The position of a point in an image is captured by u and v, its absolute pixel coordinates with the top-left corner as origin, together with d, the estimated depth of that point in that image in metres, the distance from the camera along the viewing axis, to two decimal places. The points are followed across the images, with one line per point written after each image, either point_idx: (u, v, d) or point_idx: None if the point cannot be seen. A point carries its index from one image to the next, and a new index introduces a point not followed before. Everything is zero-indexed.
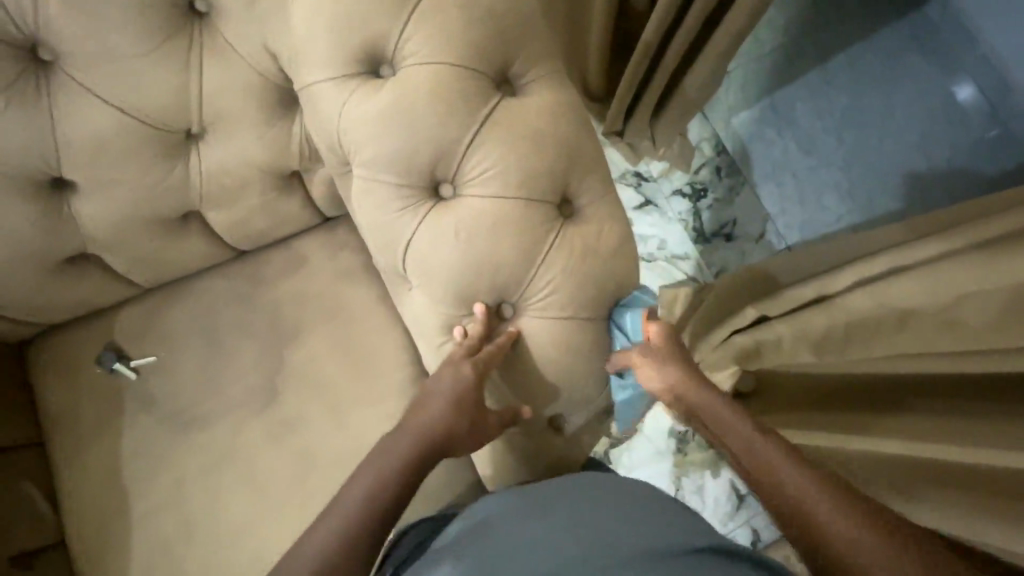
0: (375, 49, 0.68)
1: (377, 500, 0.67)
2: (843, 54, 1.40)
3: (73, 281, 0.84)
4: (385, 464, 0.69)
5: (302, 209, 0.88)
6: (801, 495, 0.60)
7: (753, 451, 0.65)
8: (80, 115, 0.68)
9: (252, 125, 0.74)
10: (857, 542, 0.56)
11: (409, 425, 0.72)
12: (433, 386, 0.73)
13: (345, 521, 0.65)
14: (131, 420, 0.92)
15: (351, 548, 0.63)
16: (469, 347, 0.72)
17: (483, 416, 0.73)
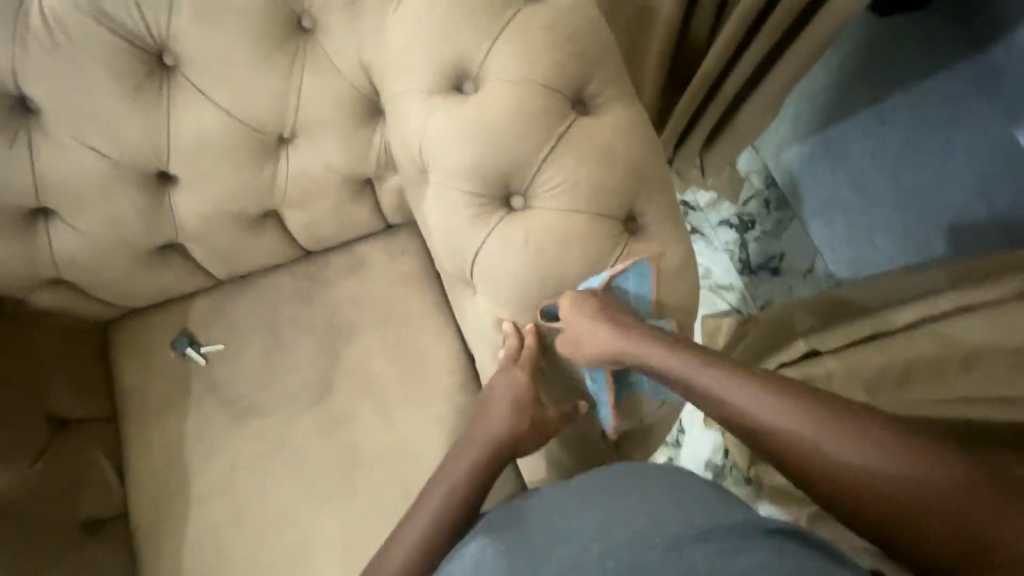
0: (461, 67, 0.72)
1: (456, 502, 0.71)
2: (902, 92, 1.41)
3: (160, 267, 0.90)
4: (457, 468, 0.74)
5: (370, 213, 0.92)
6: (780, 426, 0.59)
7: (720, 391, 0.64)
8: (190, 114, 0.74)
9: (339, 131, 0.79)
10: (842, 454, 0.56)
11: (475, 431, 0.76)
12: (493, 392, 0.77)
13: (429, 525, 0.69)
14: (195, 403, 0.96)
15: (438, 549, 0.68)
16: (513, 352, 0.76)
17: (543, 418, 0.76)
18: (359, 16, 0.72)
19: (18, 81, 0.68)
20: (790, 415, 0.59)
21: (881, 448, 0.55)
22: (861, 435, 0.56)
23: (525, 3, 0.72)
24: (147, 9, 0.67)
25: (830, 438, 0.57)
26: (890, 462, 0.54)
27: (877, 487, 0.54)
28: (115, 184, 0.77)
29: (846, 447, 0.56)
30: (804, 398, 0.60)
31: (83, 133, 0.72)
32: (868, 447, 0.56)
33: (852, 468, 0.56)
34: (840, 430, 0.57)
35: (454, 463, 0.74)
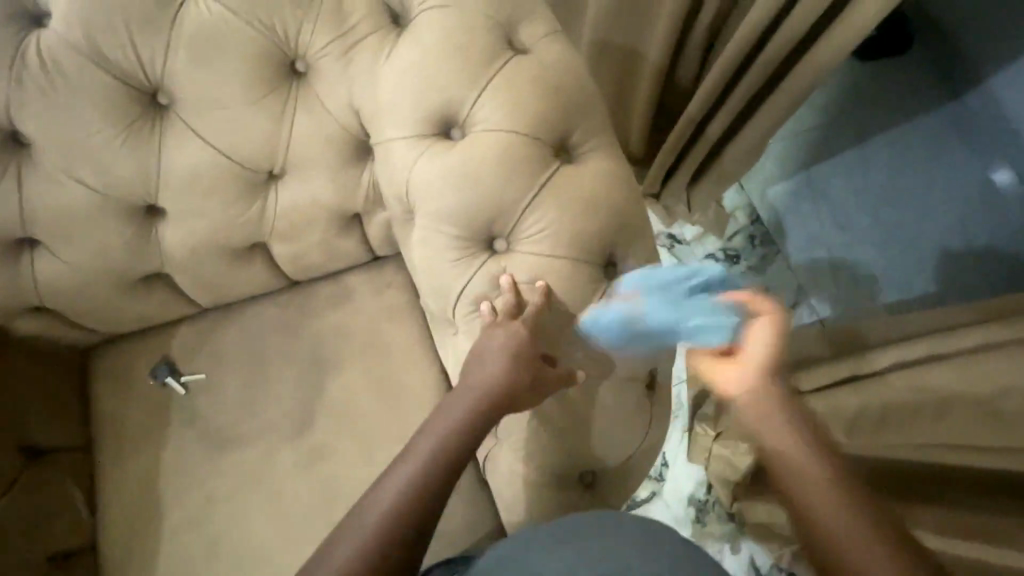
0: (449, 114, 0.74)
1: (443, 457, 0.67)
2: (880, 134, 1.46)
3: (144, 296, 0.90)
4: (447, 423, 0.70)
5: (357, 247, 0.94)
6: (799, 461, 0.65)
7: (773, 432, 0.68)
8: (182, 151, 0.75)
9: (329, 170, 0.81)
10: (833, 510, 0.61)
11: (470, 379, 0.72)
12: (488, 340, 0.73)
13: (420, 467, 0.66)
14: (173, 433, 0.96)
15: (425, 495, 0.65)
16: (513, 309, 0.73)
17: (540, 377, 0.72)
18: (352, 61, 0.74)
19: (13, 118, 0.69)
20: (810, 460, 0.65)
21: (866, 529, 0.59)
22: (856, 509, 0.61)
23: (512, 55, 0.75)
24: (144, 52, 0.69)
25: (833, 497, 0.62)
26: (867, 543, 0.59)
27: (843, 551, 0.59)
28: (104, 217, 0.78)
29: (839, 508, 0.61)
30: (832, 457, 0.65)
31: (74, 167, 0.73)
32: (860, 523, 0.60)
33: (834, 524, 0.61)
34: (845, 498, 0.62)
35: (444, 415, 0.70)
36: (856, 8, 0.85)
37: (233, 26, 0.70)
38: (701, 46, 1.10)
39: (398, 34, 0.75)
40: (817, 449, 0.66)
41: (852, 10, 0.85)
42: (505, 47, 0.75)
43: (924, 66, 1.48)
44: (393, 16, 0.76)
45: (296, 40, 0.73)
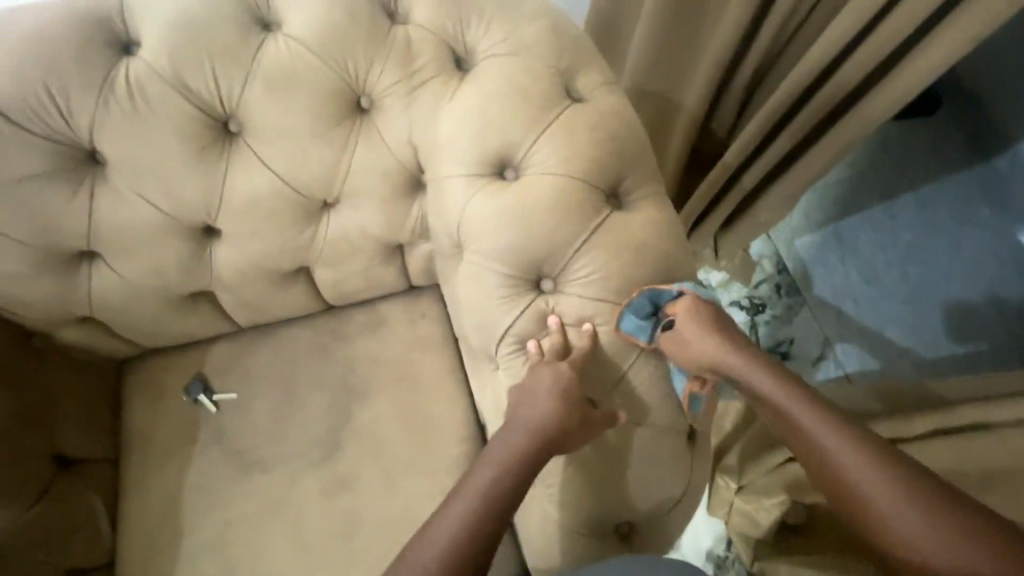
0: (505, 155, 0.76)
1: (490, 503, 0.66)
2: (910, 192, 1.46)
3: (188, 313, 0.92)
4: (491, 468, 0.68)
5: (397, 275, 0.95)
6: (845, 467, 0.63)
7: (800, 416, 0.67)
8: (245, 176, 0.78)
9: (381, 202, 0.83)
10: (896, 506, 0.60)
11: (519, 419, 0.71)
12: (535, 380, 0.72)
13: (472, 509, 0.65)
14: (199, 452, 0.95)
15: (479, 537, 0.64)
16: (560, 349, 0.74)
17: (587, 420, 0.71)
18: (414, 100, 0.77)
19: (94, 137, 0.72)
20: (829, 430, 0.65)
21: (931, 514, 0.59)
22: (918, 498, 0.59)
23: (570, 103, 0.77)
24: (223, 83, 0.72)
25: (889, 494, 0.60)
26: (940, 530, 0.57)
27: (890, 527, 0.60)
28: (162, 235, 0.80)
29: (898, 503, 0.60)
30: (870, 445, 0.63)
31: (143, 187, 0.76)
32: (924, 509, 0.59)
33: (901, 522, 0.59)
34: (901, 485, 0.61)
35: (493, 454, 0.69)
36: (899, 74, 0.85)
37: (309, 63, 0.73)
38: (741, 101, 1.12)
39: (461, 77, 0.78)
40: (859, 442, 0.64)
41: (896, 75, 0.86)
42: (564, 94, 0.77)
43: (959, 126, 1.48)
44: (457, 59, 0.79)
45: (364, 78, 0.76)
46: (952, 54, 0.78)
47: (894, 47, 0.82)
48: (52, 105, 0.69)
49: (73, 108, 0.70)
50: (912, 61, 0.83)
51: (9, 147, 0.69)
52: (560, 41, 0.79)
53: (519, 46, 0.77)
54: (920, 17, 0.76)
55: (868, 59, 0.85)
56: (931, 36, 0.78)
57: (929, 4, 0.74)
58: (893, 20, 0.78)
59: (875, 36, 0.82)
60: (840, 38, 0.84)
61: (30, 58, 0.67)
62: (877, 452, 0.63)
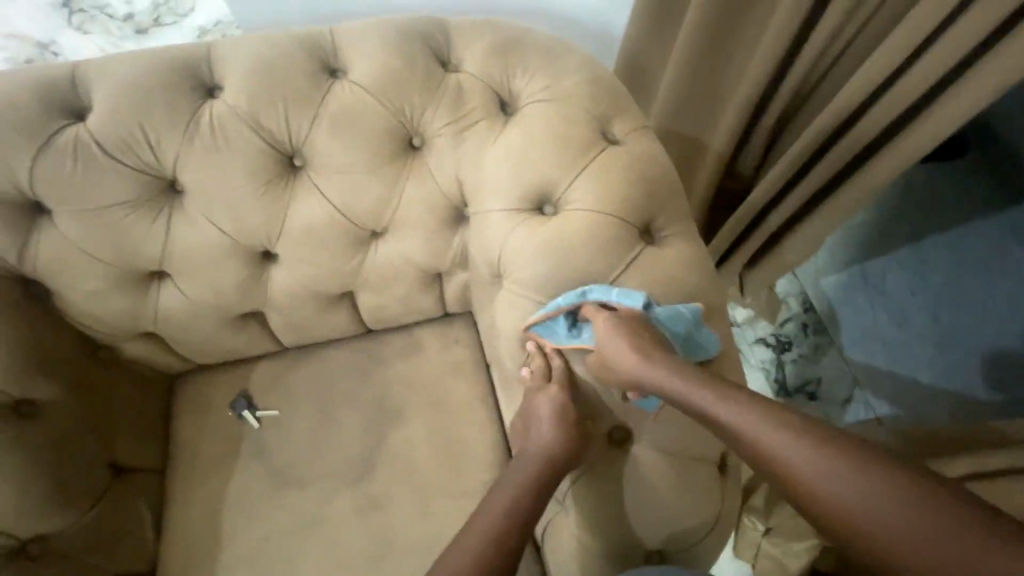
0: (544, 193, 0.81)
1: (503, 527, 0.70)
2: (939, 235, 1.47)
3: (240, 331, 0.98)
4: (501, 497, 0.73)
5: (433, 302, 1.00)
6: (791, 461, 0.58)
7: (748, 424, 0.61)
8: (306, 207, 0.85)
9: (426, 232, 0.89)
10: (859, 498, 0.53)
11: (528, 447, 0.77)
12: (534, 408, 0.78)
13: (489, 528, 0.69)
14: (241, 466, 0.99)
15: (499, 551, 0.67)
16: (545, 371, 0.81)
17: (586, 433, 0.78)
18: (461, 141, 0.83)
19: (175, 169, 0.80)
20: (774, 431, 0.60)
21: (894, 493, 0.52)
22: (873, 477, 0.54)
23: (605, 145, 0.82)
24: (293, 122, 0.80)
25: (844, 481, 0.54)
26: (904, 511, 0.51)
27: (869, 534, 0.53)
28: (227, 259, 0.87)
29: (856, 488, 0.54)
30: (815, 430, 0.58)
31: (214, 216, 0.83)
32: (882, 490, 0.53)
33: (861, 511, 0.53)
34: (864, 480, 0.54)
35: (507, 482, 0.75)
36: (921, 124, 0.87)
37: (369, 105, 0.81)
38: (767, 144, 1.17)
39: (504, 120, 0.84)
40: (803, 428, 0.59)
41: (918, 125, 0.88)
42: (600, 137, 0.83)
43: (986, 172, 1.49)
44: (502, 104, 0.85)
45: (417, 121, 0.83)
46: (973, 107, 0.80)
47: (916, 98, 0.85)
48: (143, 141, 0.77)
49: (160, 142, 0.78)
50: (933, 112, 0.85)
51: (102, 177, 0.77)
52: (597, 89, 0.85)
53: (559, 93, 0.84)
54: (940, 71, 0.79)
55: (890, 109, 0.88)
56: (951, 88, 0.81)
57: (948, 60, 0.77)
58: (915, 73, 0.81)
59: (897, 87, 0.85)
60: (862, 87, 0.88)
61: (129, 100, 0.76)
62: (821, 436, 0.58)
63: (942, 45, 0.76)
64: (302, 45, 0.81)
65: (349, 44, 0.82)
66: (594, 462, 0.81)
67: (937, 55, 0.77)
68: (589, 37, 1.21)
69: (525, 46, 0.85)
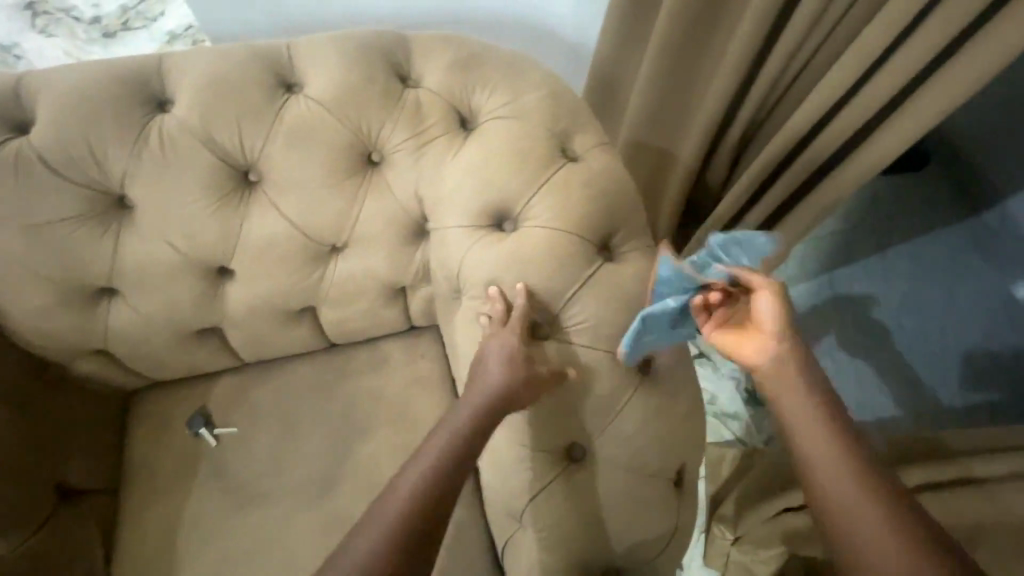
0: (504, 209, 0.81)
1: (422, 494, 0.64)
2: (903, 243, 1.49)
3: (197, 347, 0.96)
4: (422, 460, 0.68)
5: (398, 316, 1.00)
6: (816, 461, 0.66)
7: (796, 424, 0.69)
8: (263, 222, 0.83)
9: (387, 247, 0.88)
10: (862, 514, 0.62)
11: (475, 387, 0.75)
12: (488, 350, 0.77)
13: (430, 467, 0.67)
14: (198, 485, 0.97)
15: (439, 491, 0.65)
16: (501, 316, 0.78)
17: (536, 377, 0.75)
18: (421, 156, 0.83)
19: (125, 183, 0.78)
20: (819, 439, 0.67)
21: (892, 521, 0.61)
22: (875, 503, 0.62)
23: (564, 162, 0.82)
24: (246, 138, 0.79)
25: (852, 492, 0.63)
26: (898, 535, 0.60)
27: (857, 540, 0.61)
28: (182, 274, 0.85)
29: (857, 500, 0.63)
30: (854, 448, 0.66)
31: (165, 230, 0.81)
32: (881, 514, 0.61)
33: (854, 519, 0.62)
34: (876, 504, 0.62)
35: (452, 420, 0.73)
36: (877, 139, 0.90)
37: (325, 120, 0.80)
38: (730, 160, 1.19)
39: (464, 136, 0.84)
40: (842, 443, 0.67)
41: (873, 141, 0.91)
42: (559, 154, 0.83)
43: (945, 185, 1.54)
44: (461, 120, 0.85)
45: (376, 136, 0.82)
46: (924, 124, 0.83)
47: (868, 115, 0.87)
48: (90, 156, 0.75)
49: (107, 157, 0.76)
50: (889, 128, 0.88)
51: (47, 191, 0.75)
52: (559, 105, 0.86)
53: (519, 109, 0.84)
54: (893, 88, 0.81)
55: (846, 125, 0.90)
56: (904, 105, 0.83)
57: (899, 78, 0.80)
58: (869, 90, 0.84)
59: (852, 103, 0.87)
60: (820, 104, 0.90)
61: (77, 112, 0.74)
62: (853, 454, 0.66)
63: (895, 63, 0.79)
64: (256, 59, 0.80)
65: (306, 58, 0.81)
66: (552, 484, 0.80)
67: (890, 73, 0.80)
68: (556, 51, 1.22)
69: (486, 62, 0.85)
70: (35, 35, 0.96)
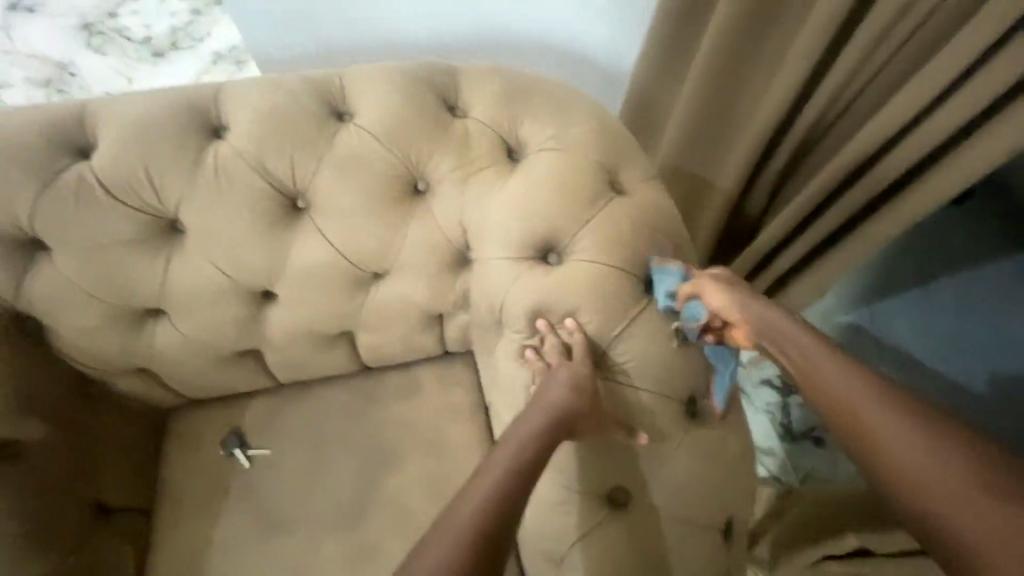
0: (549, 242, 0.80)
1: (490, 515, 0.61)
2: (946, 276, 1.30)
3: (235, 369, 0.96)
4: (488, 478, 0.64)
5: (434, 342, 0.99)
6: (895, 452, 0.57)
7: (833, 379, 0.63)
8: (308, 248, 0.84)
9: (428, 275, 0.87)
10: (924, 463, 0.56)
11: (536, 407, 0.72)
12: (550, 379, 0.75)
13: (497, 483, 0.64)
14: (229, 508, 0.96)
15: (504, 509, 0.62)
16: (563, 350, 0.77)
17: (600, 412, 0.74)
18: (467, 187, 0.82)
19: (178, 210, 0.79)
20: (857, 385, 0.62)
21: (963, 466, 0.54)
22: (987, 482, 0.52)
23: (613, 195, 0.81)
24: (298, 165, 0.80)
25: (947, 475, 0.54)
26: (971, 482, 0.53)
27: (928, 501, 0.54)
28: (227, 297, 0.85)
29: (960, 487, 0.53)
30: (928, 421, 0.58)
31: (215, 255, 0.82)
32: (970, 490, 0.53)
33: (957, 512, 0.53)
34: (937, 448, 0.56)
35: (515, 436, 0.70)
36: (934, 177, 0.86)
37: (374, 150, 0.80)
38: (774, 193, 1.16)
39: (510, 168, 0.83)
40: (915, 418, 0.58)
41: (929, 179, 0.87)
42: (607, 187, 0.82)
43: None
44: (508, 150, 0.85)
45: (423, 164, 0.82)
46: (985, 166, 0.78)
47: (922, 155, 0.83)
48: (147, 181, 0.77)
49: (164, 184, 0.77)
50: (946, 167, 0.83)
51: (104, 216, 0.77)
52: (607, 137, 0.85)
53: (567, 141, 0.83)
54: (949, 129, 0.78)
55: (898, 163, 0.86)
56: (963, 146, 0.79)
57: (956, 120, 0.76)
58: (924, 130, 0.80)
59: (906, 142, 0.84)
60: (872, 141, 0.86)
61: (136, 139, 0.76)
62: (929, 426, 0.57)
63: (952, 104, 0.75)
64: (309, 88, 0.81)
65: (358, 89, 0.82)
66: (596, 527, 0.78)
67: (947, 114, 0.76)
68: (595, 78, 1.24)
69: (534, 94, 0.85)
70: (88, 54, 1.01)
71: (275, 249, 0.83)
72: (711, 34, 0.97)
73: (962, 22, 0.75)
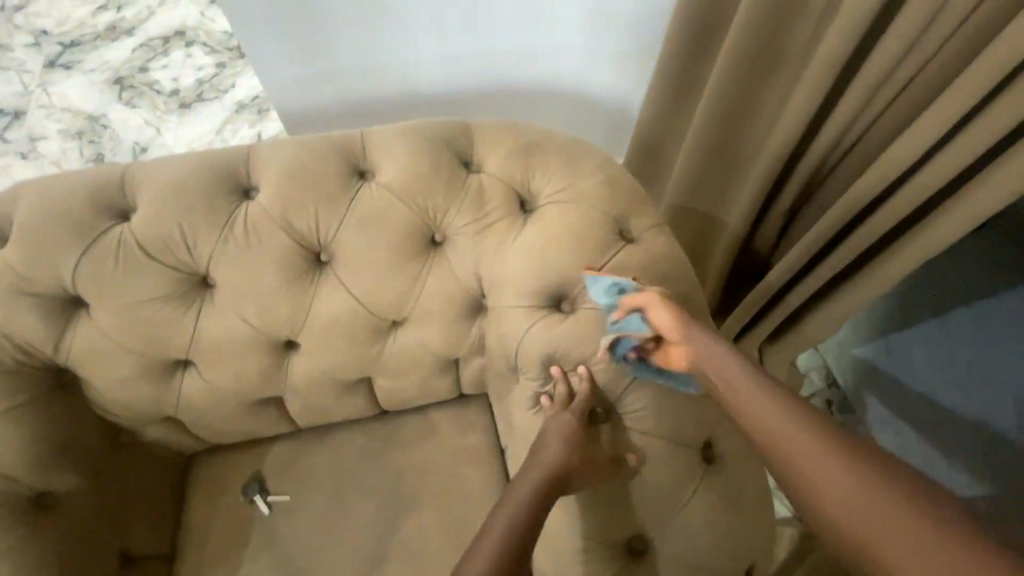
0: (562, 290, 0.82)
1: (497, 566, 0.62)
2: (965, 303, 1.17)
3: (257, 415, 0.98)
4: (494, 532, 0.65)
5: (449, 386, 1.00)
6: (789, 451, 0.61)
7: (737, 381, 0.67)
8: (330, 299, 0.87)
9: (444, 323, 0.90)
10: (816, 462, 0.59)
11: (534, 458, 0.74)
12: (546, 428, 0.77)
13: (502, 536, 0.65)
14: (250, 555, 0.97)
15: (510, 560, 0.62)
16: (567, 397, 0.78)
17: (593, 455, 0.76)
18: (482, 240, 0.85)
19: (210, 266, 0.83)
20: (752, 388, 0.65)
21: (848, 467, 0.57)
22: (869, 483, 0.56)
23: (623, 244, 0.84)
24: (321, 222, 0.84)
25: (832, 473, 0.57)
26: (853, 481, 0.56)
27: (816, 494, 0.58)
28: (252, 346, 0.89)
29: (843, 484, 0.56)
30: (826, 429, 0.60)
31: (243, 309, 0.85)
32: (851, 487, 0.56)
33: (895, 532, 0.52)
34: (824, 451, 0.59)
35: (516, 489, 0.71)
36: (935, 221, 0.87)
37: (394, 206, 0.85)
38: (782, 234, 1.18)
39: (524, 220, 0.87)
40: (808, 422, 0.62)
41: (930, 224, 0.89)
42: (617, 236, 0.85)
43: None
44: (522, 202, 0.88)
45: (440, 218, 0.86)
46: (985, 211, 0.80)
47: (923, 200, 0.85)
48: (181, 241, 0.81)
49: (197, 242, 0.82)
50: (947, 212, 0.85)
51: (141, 273, 0.81)
52: (615, 188, 0.88)
53: (576, 193, 0.86)
54: (945, 178, 0.80)
55: (898, 209, 0.88)
56: (962, 193, 0.81)
57: (953, 168, 0.78)
58: (922, 177, 0.82)
59: (903, 188, 0.86)
60: (871, 187, 0.89)
61: (172, 201, 0.81)
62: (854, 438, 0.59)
63: (945, 155, 0.78)
64: (333, 149, 0.86)
65: (378, 148, 0.87)
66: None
67: (940, 164, 0.79)
68: (600, 124, 1.29)
69: (545, 148, 0.89)
70: None
71: (297, 302, 0.86)
72: (712, 86, 1.02)
73: (955, 75, 0.78)
